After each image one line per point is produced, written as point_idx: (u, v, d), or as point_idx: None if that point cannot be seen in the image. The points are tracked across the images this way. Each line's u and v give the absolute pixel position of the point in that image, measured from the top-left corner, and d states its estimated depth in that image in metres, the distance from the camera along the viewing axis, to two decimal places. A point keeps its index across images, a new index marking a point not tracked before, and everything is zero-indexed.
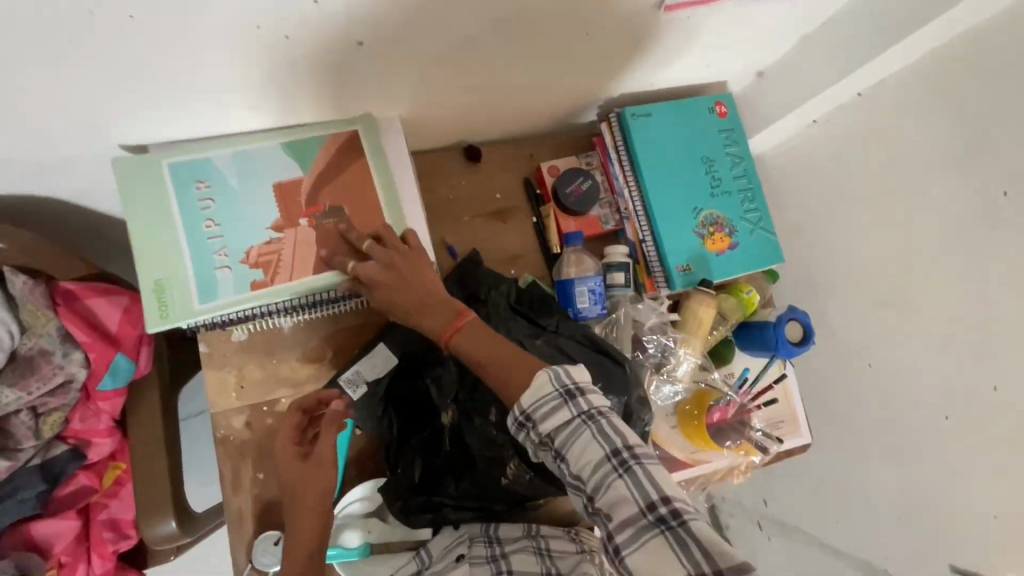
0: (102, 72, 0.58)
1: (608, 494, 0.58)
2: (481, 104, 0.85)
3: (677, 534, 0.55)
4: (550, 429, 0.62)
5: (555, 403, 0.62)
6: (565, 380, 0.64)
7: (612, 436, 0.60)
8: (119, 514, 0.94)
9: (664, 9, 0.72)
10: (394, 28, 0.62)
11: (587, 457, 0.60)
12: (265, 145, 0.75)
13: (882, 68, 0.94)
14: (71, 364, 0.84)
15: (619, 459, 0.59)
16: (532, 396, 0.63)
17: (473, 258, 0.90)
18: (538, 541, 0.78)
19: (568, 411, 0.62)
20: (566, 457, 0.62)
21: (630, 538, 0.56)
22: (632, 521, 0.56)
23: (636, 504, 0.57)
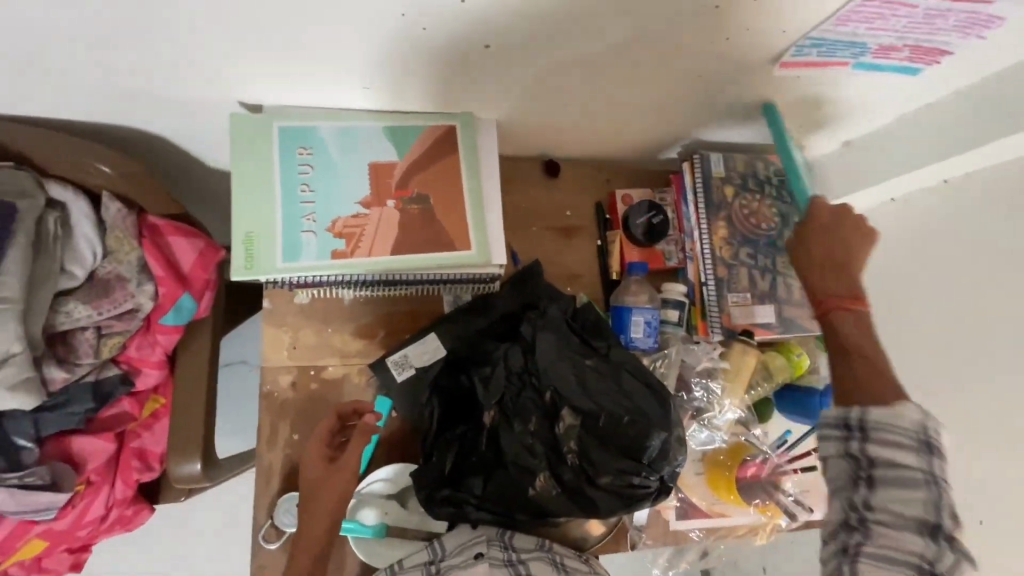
0: (251, 30, 0.62)
1: (885, 519, 0.67)
2: (574, 122, 0.87)
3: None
4: (877, 453, 0.70)
5: (904, 441, 0.69)
6: (928, 435, 0.69)
7: (909, 486, 0.68)
8: (149, 446, 0.97)
9: (778, 64, 0.74)
10: (525, 36, 0.65)
11: (903, 494, 0.68)
12: (370, 125, 0.79)
13: (975, 160, 0.93)
14: (142, 295, 0.88)
15: (913, 501, 0.67)
16: (884, 419, 0.70)
17: (536, 268, 0.91)
18: (552, 555, 0.77)
19: (911, 456, 0.68)
20: (876, 483, 0.69)
21: (884, 560, 0.66)
22: (903, 556, 0.66)
23: (918, 554, 0.65)
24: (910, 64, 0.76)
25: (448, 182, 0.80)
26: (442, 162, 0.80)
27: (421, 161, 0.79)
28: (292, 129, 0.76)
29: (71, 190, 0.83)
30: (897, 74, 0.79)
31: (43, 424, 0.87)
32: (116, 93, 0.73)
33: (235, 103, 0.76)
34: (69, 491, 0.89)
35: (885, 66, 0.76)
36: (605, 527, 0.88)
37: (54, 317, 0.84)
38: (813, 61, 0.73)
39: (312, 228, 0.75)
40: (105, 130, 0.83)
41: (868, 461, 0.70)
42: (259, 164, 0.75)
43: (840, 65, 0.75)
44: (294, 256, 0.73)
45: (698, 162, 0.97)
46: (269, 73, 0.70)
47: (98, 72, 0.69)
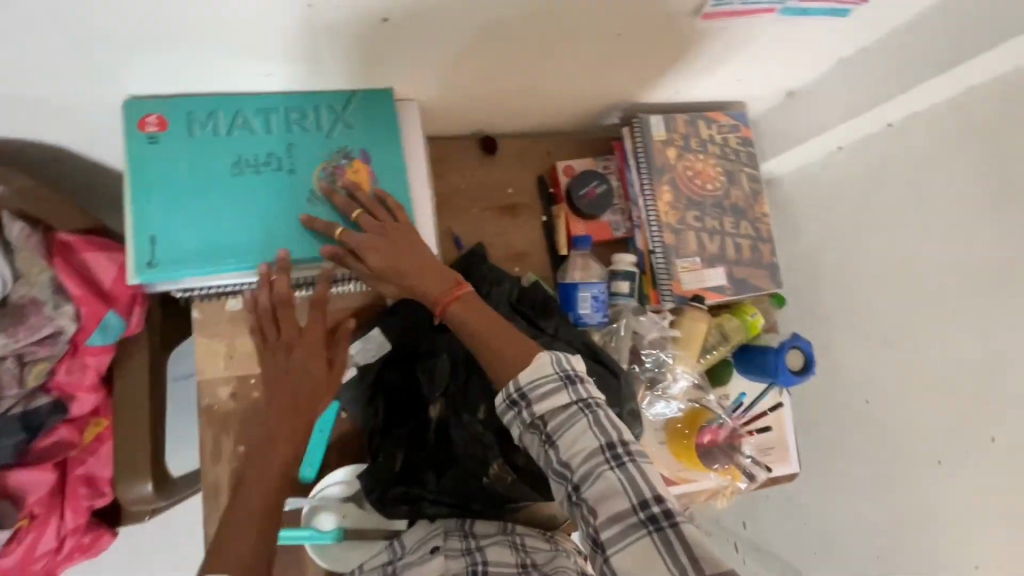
0: (119, 23, 0.56)
1: (598, 488, 0.58)
2: (499, 93, 0.82)
3: (669, 537, 0.55)
4: (543, 411, 0.62)
5: (555, 386, 0.62)
6: (566, 366, 0.64)
7: (608, 430, 0.61)
8: (95, 471, 0.94)
9: (700, 16, 0.70)
10: (418, 5, 0.60)
11: (568, 429, 0.61)
12: (269, 93, 0.72)
13: (916, 100, 0.90)
14: (61, 317, 0.83)
15: (618, 456, 0.59)
16: (533, 378, 0.62)
17: (478, 251, 0.88)
18: (513, 538, 0.77)
19: (567, 395, 0.62)
20: (557, 444, 0.62)
21: (617, 534, 0.57)
22: (622, 517, 0.57)
23: (629, 505, 0.57)
24: (838, 5, 0.73)
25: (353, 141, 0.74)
26: (348, 124, 0.74)
27: (326, 126, 0.73)
28: (179, 103, 0.69)
29: None
30: (825, 18, 0.76)
31: None
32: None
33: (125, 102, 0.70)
34: (12, 527, 0.86)
35: (812, 9, 0.73)
36: None
37: None
38: (737, 10, 0.70)
39: (217, 213, 0.69)
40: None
41: (543, 424, 0.62)
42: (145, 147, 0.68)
43: (767, 12, 0.72)
44: (202, 250, 0.68)
45: (636, 127, 0.94)
46: (153, 68, 0.64)
47: None
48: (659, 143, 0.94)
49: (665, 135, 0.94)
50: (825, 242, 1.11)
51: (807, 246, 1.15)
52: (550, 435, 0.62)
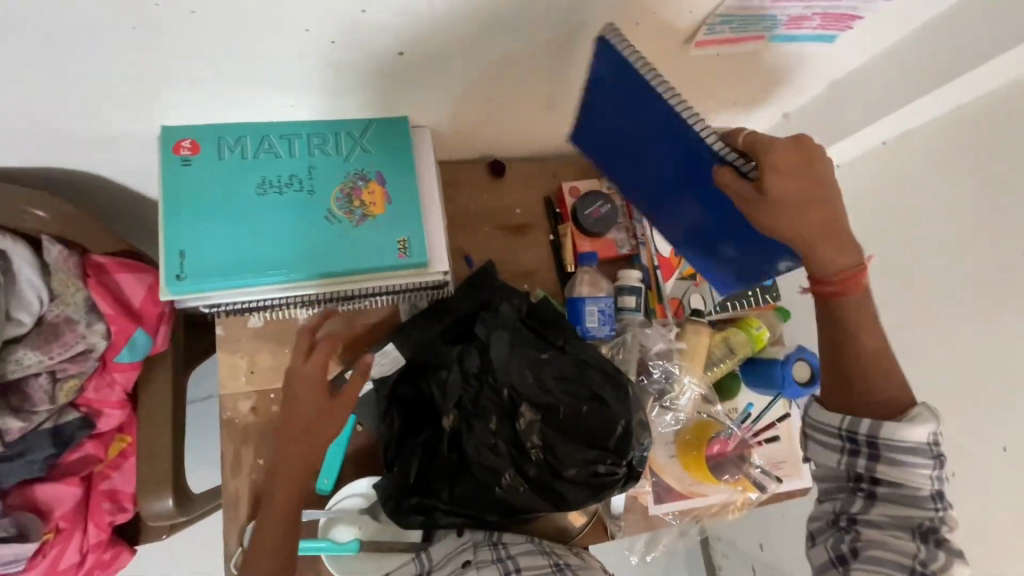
0: (163, 63, 0.62)
1: (883, 538, 0.65)
2: (507, 119, 0.87)
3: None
4: (881, 464, 0.66)
5: (921, 464, 0.64)
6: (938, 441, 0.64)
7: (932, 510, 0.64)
8: (120, 487, 0.96)
9: (693, 44, 0.75)
10: (431, 39, 0.64)
11: (897, 480, 0.65)
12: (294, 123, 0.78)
13: (908, 119, 0.93)
14: (93, 335, 0.87)
15: (927, 536, 0.64)
16: (892, 433, 0.64)
17: (489, 268, 0.91)
18: (541, 545, 0.79)
19: (922, 474, 0.64)
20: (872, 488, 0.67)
21: (871, 563, 0.64)
22: (892, 561, 0.63)
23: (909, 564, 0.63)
24: (824, 32, 0.78)
25: (373, 164, 0.79)
26: (367, 151, 0.79)
27: (347, 153, 0.79)
28: (209, 132, 0.75)
29: (9, 238, 0.83)
30: (813, 44, 0.81)
31: (4, 475, 0.86)
32: (41, 137, 0.73)
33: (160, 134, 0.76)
34: (37, 539, 0.88)
35: (801, 36, 0.78)
36: (585, 519, 0.88)
37: (5, 365, 0.84)
38: (727, 38, 0.74)
39: (244, 233, 0.73)
40: (39, 175, 0.83)
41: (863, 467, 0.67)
42: (177, 174, 0.73)
43: (757, 39, 0.76)
44: (227, 265, 0.72)
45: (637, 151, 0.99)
46: (191, 103, 0.70)
47: (17, 119, 0.69)
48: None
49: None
50: None
51: None
52: (873, 492, 0.67)
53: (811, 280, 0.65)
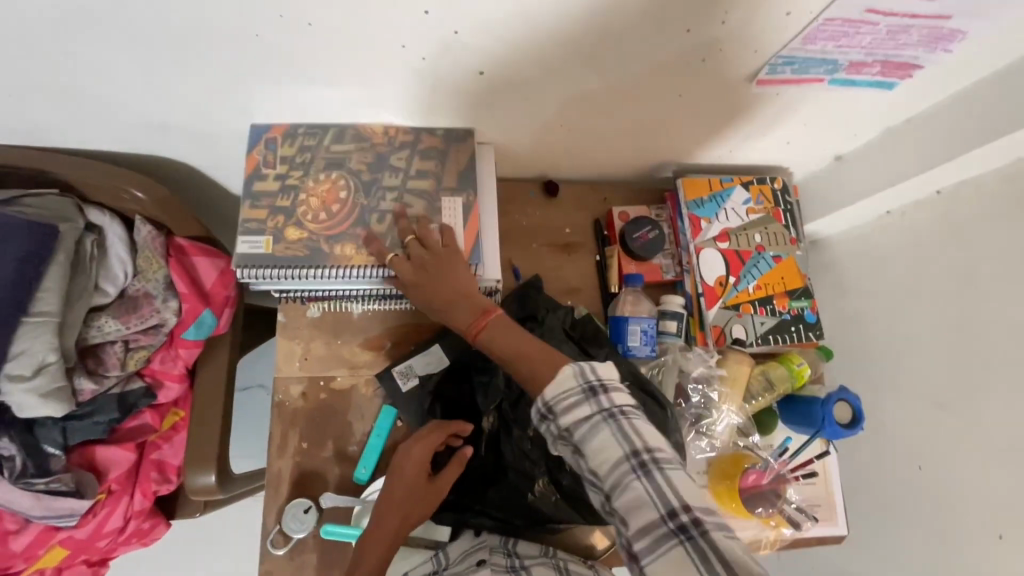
0: (275, 67, 0.69)
1: (625, 506, 0.57)
2: (565, 145, 0.93)
3: (700, 547, 0.53)
4: (568, 423, 0.62)
5: (578, 398, 0.62)
6: (591, 377, 0.63)
7: (665, 493, 0.56)
8: (167, 458, 1.02)
9: (755, 81, 0.78)
10: (510, 63, 0.70)
11: (567, 413, 0.62)
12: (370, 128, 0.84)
13: (967, 169, 0.93)
14: (166, 311, 0.95)
15: (670, 512, 0.55)
16: (558, 397, 0.62)
17: (536, 283, 0.95)
18: (558, 560, 0.77)
19: (590, 406, 0.61)
20: (584, 451, 0.61)
21: (647, 544, 0.55)
22: (649, 525, 0.55)
23: (656, 515, 0.55)
24: (883, 78, 0.80)
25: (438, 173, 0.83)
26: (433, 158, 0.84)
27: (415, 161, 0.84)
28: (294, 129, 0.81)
29: (107, 216, 0.92)
30: (871, 89, 0.83)
31: (72, 432, 0.92)
32: (148, 124, 0.82)
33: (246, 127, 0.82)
34: (92, 498, 0.93)
35: (860, 81, 0.80)
36: (608, 542, 0.88)
37: (87, 331, 0.90)
38: (788, 79, 0.78)
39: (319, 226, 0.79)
40: (140, 159, 0.92)
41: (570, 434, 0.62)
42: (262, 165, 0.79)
43: (817, 81, 0.79)
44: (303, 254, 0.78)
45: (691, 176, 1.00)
46: (284, 102, 0.77)
47: (131, 104, 0.77)
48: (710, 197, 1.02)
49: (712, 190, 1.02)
50: (872, 303, 1.12)
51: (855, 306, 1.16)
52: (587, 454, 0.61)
53: (461, 333, 0.73)
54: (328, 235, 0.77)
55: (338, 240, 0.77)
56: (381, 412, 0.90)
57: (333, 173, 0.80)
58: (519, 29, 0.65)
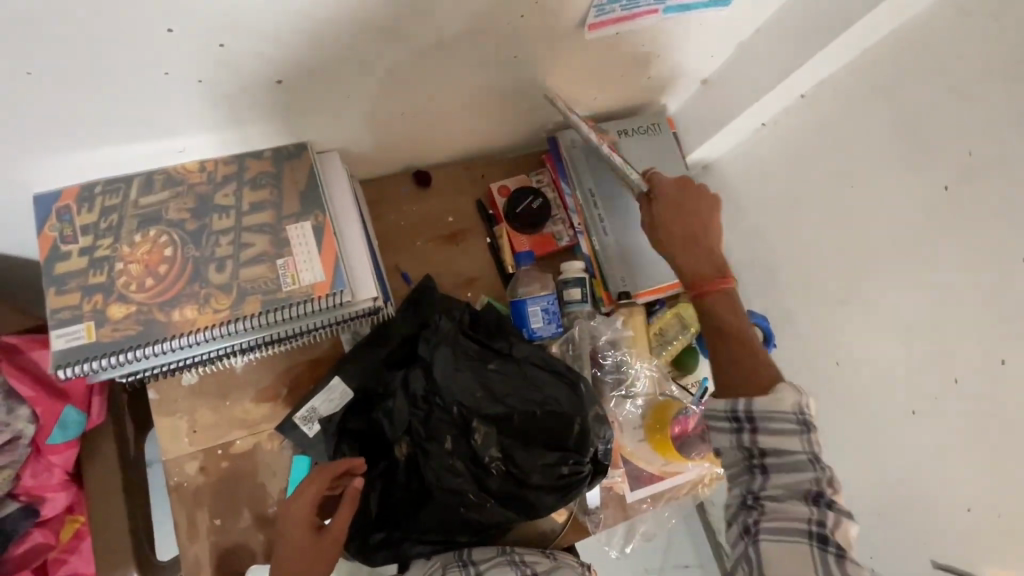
0: (22, 130, 0.57)
1: (782, 505, 0.68)
2: (416, 130, 0.85)
3: (829, 560, 0.63)
4: (764, 432, 0.70)
5: (790, 428, 0.69)
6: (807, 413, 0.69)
7: (823, 516, 0.66)
8: (79, 568, 0.93)
9: (586, 27, 0.73)
10: (304, 61, 0.61)
11: (778, 443, 0.69)
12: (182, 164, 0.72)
13: (820, 68, 0.90)
14: (17, 421, 0.83)
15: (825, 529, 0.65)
16: (767, 405, 0.70)
17: (428, 283, 0.88)
18: (512, 556, 0.77)
19: (798, 435, 0.68)
20: (766, 460, 0.71)
21: (778, 530, 0.67)
22: (793, 525, 0.66)
23: (805, 519, 0.66)
24: None
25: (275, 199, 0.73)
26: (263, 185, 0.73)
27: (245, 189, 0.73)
28: (85, 187, 0.69)
29: None
30: (708, 10, 0.79)
31: None
32: None
33: (20, 195, 0.68)
34: None
35: (695, 4, 0.76)
36: (566, 515, 0.87)
37: None
38: (620, 16, 0.73)
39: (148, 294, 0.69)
40: None
41: (757, 442, 0.71)
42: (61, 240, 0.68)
43: (650, 13, 0.74)
44: None
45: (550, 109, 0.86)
46: (55, 161, 0.64)
47: None
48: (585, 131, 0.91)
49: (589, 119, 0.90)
50: (766, 216, 1.12)
51: (753, 222, 1.16)
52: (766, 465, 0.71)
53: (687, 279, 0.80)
54: (159, 304, 0.68)
55: (175, 305, 0.68)
56: (294, 463, 0.84)
57: (151, 230, 0.69)
58: (290, 23, 0.55)
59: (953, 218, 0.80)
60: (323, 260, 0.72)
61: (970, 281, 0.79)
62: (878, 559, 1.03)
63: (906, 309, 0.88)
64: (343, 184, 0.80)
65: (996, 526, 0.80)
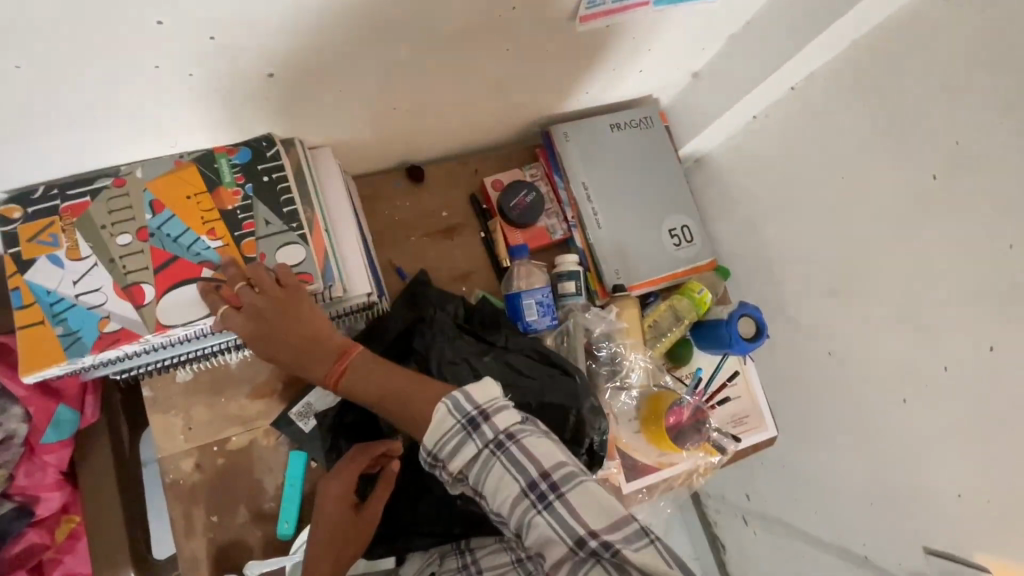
0: (8, 125, 0.56)
1: (538, 532, 0.55)
2: (407, 124, 0.85)
3: (599, 568, 0.53)
4: (457, 469, 0.57)
5: (462, 441, 0.57)
6: (467, 409, 0.57)
7: (568, 523, 0.54)
8: (74, 568, 0.92)
9: (578, 19, 0.73)
10: (294, 54, 0.60)
11: (462, 464, 0.57)
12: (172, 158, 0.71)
13: (809, 59, 0.91)
14: (11, 421, 0.81)
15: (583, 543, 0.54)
16: (440, 440, 0.57)
17: (422, 278, 0.89)
18: (510, 541, 0.74)
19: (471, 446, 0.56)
20: (484, 493, 0.58)
21: (558, 575, 0.54)
22: (556, 550, 0.54)
23: (562, 540, 0.54)
24: None
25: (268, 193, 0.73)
26: None
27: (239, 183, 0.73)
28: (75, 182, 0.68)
29: None
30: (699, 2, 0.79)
31: None
32: None
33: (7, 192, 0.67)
34: None
35: None
36: None
37: None
38: (612, 9, 0.73)
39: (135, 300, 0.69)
40: None
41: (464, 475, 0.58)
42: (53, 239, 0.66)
43: (642, 6, 0.74)
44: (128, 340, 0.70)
45: (15, 200, 0.66)
46: (44, 158, 0.63)
47: None
48: (44, 259, 0.65)
49: (25, 208, 0.66)
50: (757, 209, 1.13)
51: (745, 214, 1.16)
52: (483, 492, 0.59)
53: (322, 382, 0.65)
54: None
55: None
56: (290, 458, 0.83)
57: None
58: (275, 17, 0.55)
59: (941, 208, 0.81)
60: (313, 252, 0.71)
61: (959, 270, 0.80)
62: (870, 547, 1.04)
63: (897, 299, 0.89)
64: (336, 178, 0.81)
65: (986, 512, 0.81)
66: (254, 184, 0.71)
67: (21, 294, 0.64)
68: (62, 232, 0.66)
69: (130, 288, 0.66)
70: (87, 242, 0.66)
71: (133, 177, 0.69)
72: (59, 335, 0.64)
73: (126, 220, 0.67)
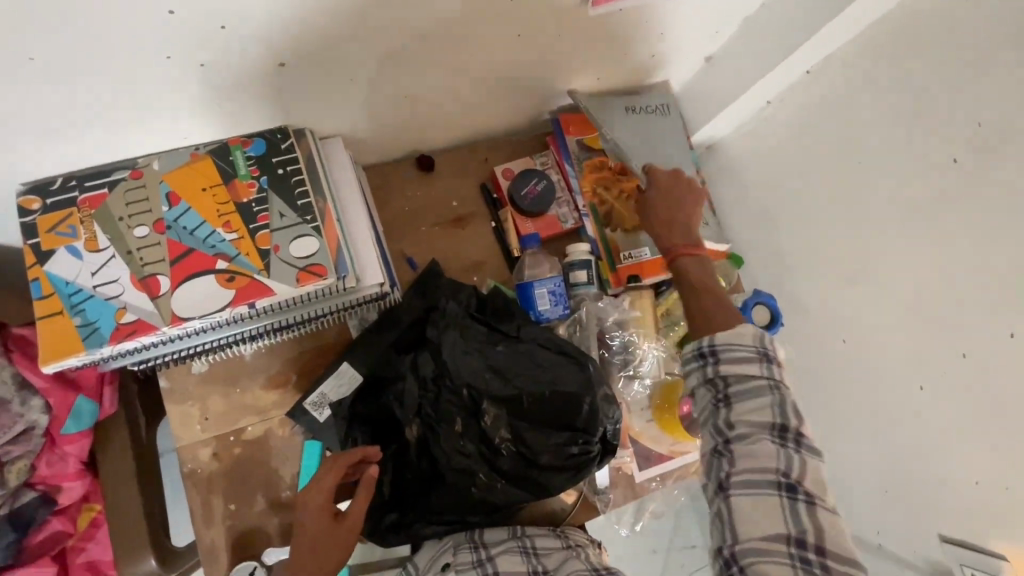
0: (25, 119, 0.57)
1: (755, 447, 0.65)
2: (419, 112, 0.84)
3: (798, 507, 0.63)
4: (729, 372, 0.68)
5: (751, 359, 0.68)
6: (767, 347, 0.70)
7: (789, 464, 0.65)
8: (96, 556, 0.95)
9: (590, 3, 0.72)
10: (306, 42, 0.60)
11: (743, 379, 0.68)
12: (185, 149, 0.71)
13: (825, 42, 0.89)
14: (32, 411, 0.84)
15: (793, 488, 0.64)
16: (730, 340, 0.69)
17: (434, 268, 0.87)
18: (523, 541, 0.79)
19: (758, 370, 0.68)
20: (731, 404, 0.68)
21: (749, 485, 0.64)
22: (763, 474, 0.64)
23: (774, 468, 0.64)
24: None
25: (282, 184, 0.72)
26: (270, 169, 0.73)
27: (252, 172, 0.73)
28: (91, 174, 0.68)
29: None
30: None
31: None
32: None
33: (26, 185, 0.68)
34: None
35: None
36: (574, 497, 0.88)
37: None
38: None
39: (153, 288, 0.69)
40: None
41: (724, 383, 0.69)
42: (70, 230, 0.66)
43: None
44: None
45: (34, 191, 0.67)
46: (60, 151, 0.64)
47: None
48: (64, 250, 0.66)
49: (44, 199, 0.67)
50: (769, 196, 1.12)
51: (758, 201, 1.15)
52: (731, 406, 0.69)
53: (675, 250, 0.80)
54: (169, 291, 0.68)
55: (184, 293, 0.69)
56: (306, 448, 0.84)
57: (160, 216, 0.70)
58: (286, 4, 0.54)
59: (960, 192, 0.79)
60: (326, 242, 0.70)
61: (977, 254, 0.78)
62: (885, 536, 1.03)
63: (914, 286, 0.87)
64: (348, 167, 0.80)
65: (1003, 499, 0.81)
66: (268, 176, 0.71)
67: (41, 285, 0.65)
68: (81, 223, 0.67)
69: (147, 280, 0.66)
70: (105, 233, 0.67)
71: (150, 170, 0.69)
72: (78, 326, 0.64)
73: (143, 212, 0.68)
